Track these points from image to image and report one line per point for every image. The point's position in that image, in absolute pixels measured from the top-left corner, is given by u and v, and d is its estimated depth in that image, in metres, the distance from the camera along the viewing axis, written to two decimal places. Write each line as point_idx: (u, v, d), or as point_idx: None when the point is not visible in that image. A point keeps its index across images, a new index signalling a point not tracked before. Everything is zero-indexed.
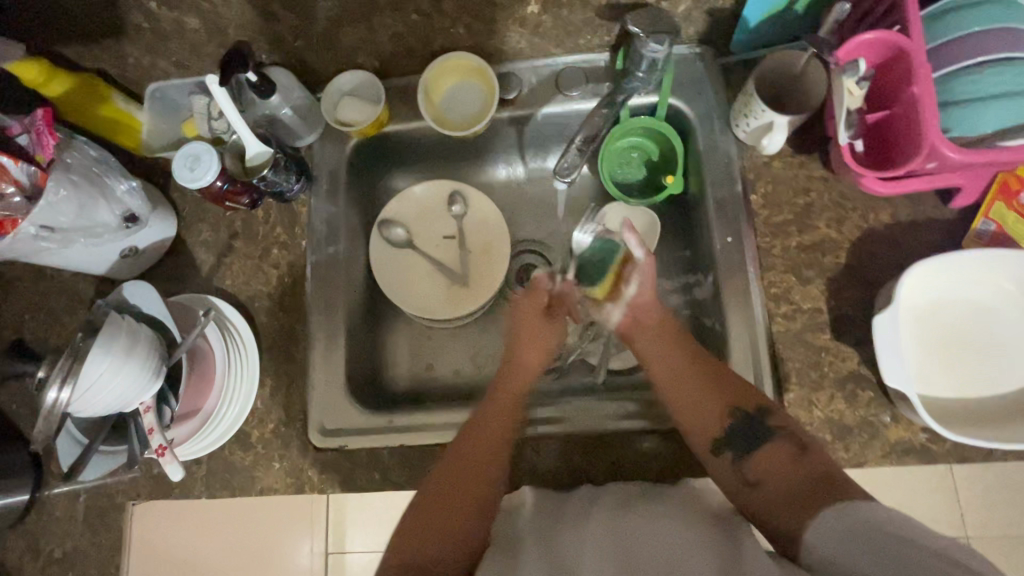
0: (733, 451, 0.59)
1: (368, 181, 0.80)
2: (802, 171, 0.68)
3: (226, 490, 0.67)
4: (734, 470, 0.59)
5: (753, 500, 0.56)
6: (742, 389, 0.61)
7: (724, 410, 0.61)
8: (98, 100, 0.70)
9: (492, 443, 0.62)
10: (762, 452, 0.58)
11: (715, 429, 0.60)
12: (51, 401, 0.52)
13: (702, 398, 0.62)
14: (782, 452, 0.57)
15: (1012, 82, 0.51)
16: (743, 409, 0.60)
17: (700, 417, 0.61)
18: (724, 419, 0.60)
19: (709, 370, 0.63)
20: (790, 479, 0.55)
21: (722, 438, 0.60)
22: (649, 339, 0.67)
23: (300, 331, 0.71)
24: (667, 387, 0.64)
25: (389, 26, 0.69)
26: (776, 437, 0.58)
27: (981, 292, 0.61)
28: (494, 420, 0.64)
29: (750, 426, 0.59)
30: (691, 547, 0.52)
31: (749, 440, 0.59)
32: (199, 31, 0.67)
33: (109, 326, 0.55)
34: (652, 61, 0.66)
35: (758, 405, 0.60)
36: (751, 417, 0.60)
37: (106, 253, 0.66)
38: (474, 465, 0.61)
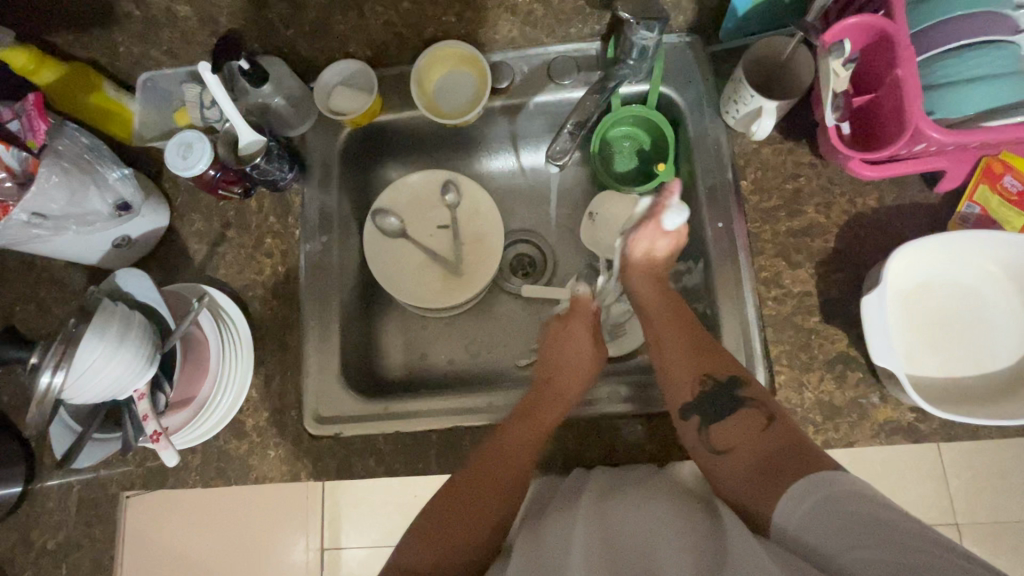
0: (701, 417, 0.61)
1: (361, 171, 0.81)
2: (790, 158, 0.69)
3: (220, 479, 0.67)
4: (702, 436, 0.60)
5: (729, 477, 0.58)
6: (718, 357, 0.63)
7: (696, 377, 0.62)
8: (89, 88, 0.69)
9: (524, 448, 0.63)
10: (733, 422, 0.60)
11: (684, 394, 0.62)
12: (44, 386, 0.51)
13: (676, 365, 0.64)
14: (750, 420, 0.59)
15: (992, 65, 0.52)
16: (716, 377, 0.62)
17: (674, 384, 0.63)
18: (695, 384, 0.62)
19: (693, 343, 0.64)
20: (755, 448, 0.57)
21: (692, 404, 0.61)
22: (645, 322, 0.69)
23: (294, 320, 0.72)
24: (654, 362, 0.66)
25: (381, 14, 0.69)
26: (747, 405, 0.60)
27: (967, 275, 0.62)
28: (528, 426, 0.64)
29: (722, 394, 0.61)
30: (675, 524, 0.53)
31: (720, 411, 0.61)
32: (190, 18, 0.67)
33: (102, 311, 0.55)
34: (643, 48, 0.66)
35: (731, 375, 0.62)
36: (723, 388, 0.61)
37: (97, 242, 0.66)
38: (501, 469, 0.62)
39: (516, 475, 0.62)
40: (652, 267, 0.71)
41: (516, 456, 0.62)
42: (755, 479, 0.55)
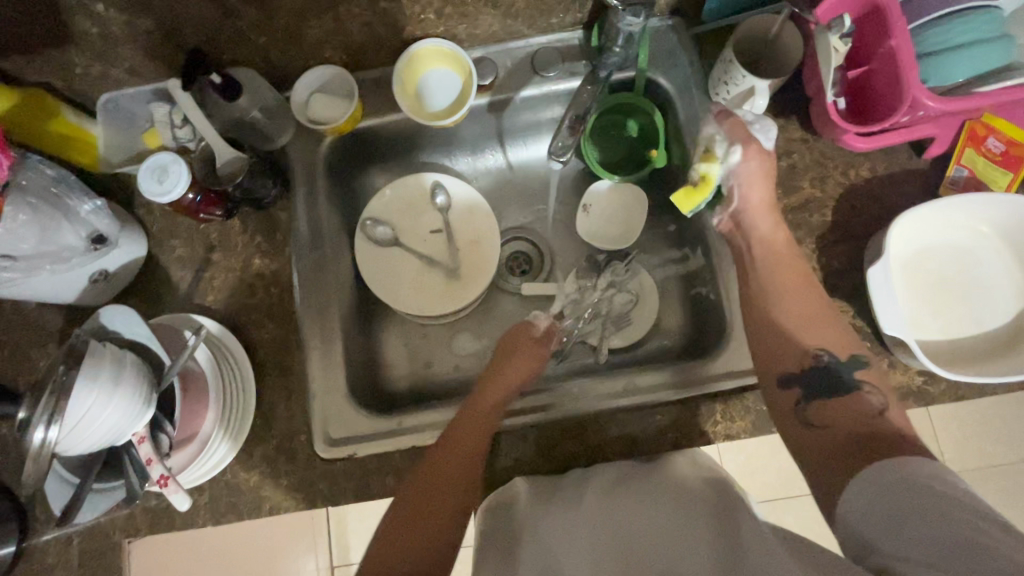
0: (801, 391, 0.56)
1: (346, 180, 0.78)
2: (782, 135, 0.69)
3: (232, 514, 0.64)
4: (797, 413, 0.56)
5: (810, 441, 0.54)
6: (835, 332, 0.59)
7: (809, 349, 0.58)
8: (47, 114, 0.65)
9: (463, 465, 0.59)
10: (839, 401, 0.55)
11: (790, 362, 0.58)
12: (39, 441, 0.48)
13: (783, 330, 0.59)
14: (861, 406, 0.54)
15: (978, 32, 0.53)
16: (832, 353, 0.58)
17: (781, 350, 0.59)
18: (806, 356, 0.58)
19: (820, 306, 0.60)
20: (855, 427, 0.52)
21: (799, 374, 0.57)
22: (762, 271, 0.63)
23: (293, 341, 0.69)
24: (779, 312, 0.60)
25: (357, 15, 0.66)
26: (859, 390, 0.55)
27: (961, 239, 0.63)
28: (467, 438, 0.61)
29: (831, 371, 0.57)
30: (684, 515, 0.55)
31: (825, 386, 0.56)
32: (152, 33, 0.62)
33: (92, 357, 0.51)
34: (628, 34, 0.65)
35: (852, 354, 0.57)
36: (832, 364, 0.57)
37: (72, 279, 0.62)
38: (443, 490, 0.58)
39: (457, 494, 0.59)
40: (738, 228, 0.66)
41: (455, 476, 0.59)
42: (837, 456, 0.51)
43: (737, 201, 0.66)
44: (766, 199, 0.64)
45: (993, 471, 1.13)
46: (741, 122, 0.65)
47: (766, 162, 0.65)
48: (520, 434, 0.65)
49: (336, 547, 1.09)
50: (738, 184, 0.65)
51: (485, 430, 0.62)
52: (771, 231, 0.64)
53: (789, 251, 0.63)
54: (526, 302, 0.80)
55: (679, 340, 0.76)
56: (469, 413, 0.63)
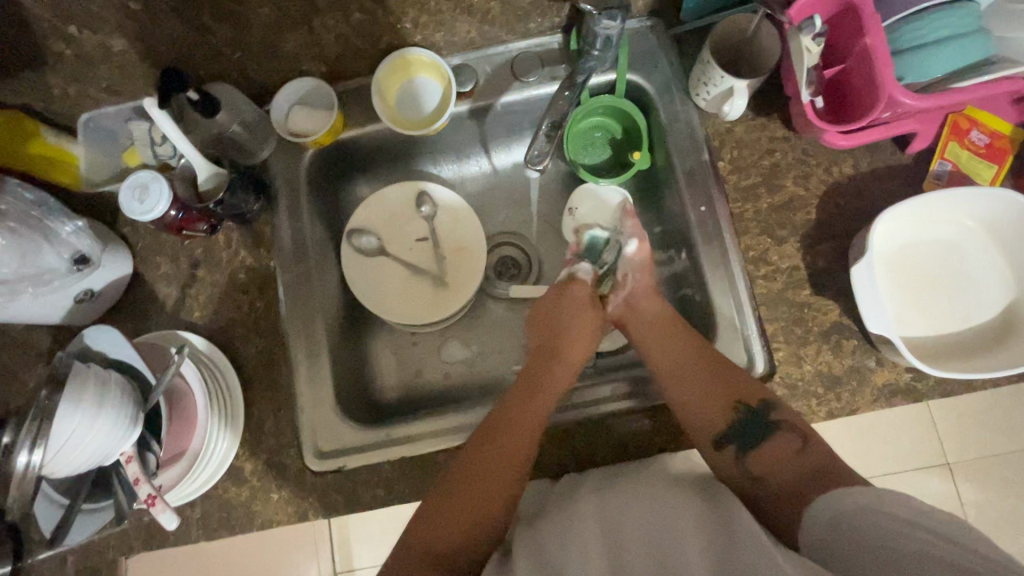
0: (736, 445, 0.61)
1: (330, 191, 0.78)
2: (764, 134, 0.68)
3: (225, 530, 0.64)
4: (739, 465, 0.61)
5: (755, 491, 0.59)
6: (746, 382, 0.62)
7: (727, 406, 0.62)
8: (25, 137, 0.66)
9: (494, 474, 0.60)
10: (768, 447, 0.60)
11: (716, 427, 0.61)
12: (23, 466, 0.47)
13: (697, 370, 0.63)
14: (784, 446, 0.59)
15: (953, 26, 0.52)
16: (747, 405, 0.61)
17: (704, 408, 0.62)
18: (727, 413, 0.62)
19: (715, 368, 0.63)
20: (793, 471, 0.58)
21: (725, 433, 0.61)
22: (657, 338, 0.67)
23: (280, 354, 0.69)
24: (681, 394, 0.63)
25: (333, 27, 0.66)
26: (780, 429, 0.60)
27: (946, 233, 0.63)
28: (503, 449, 0.61)
29: (753, 423, 0.61)
30: (678, 513, 0.54)
31: (752, 437, 0.61)
32: (128, 52, 0.62)
33: (75, 378, 0.51)
34: (606, 38, 0.64)
35: (762, 400, 0.61)
36: (755, 412, 0.61)
37: (56, 300, 0.62)
38: (467, 499, 0.59)
39: (484, 505, 0.59)
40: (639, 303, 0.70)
41: (483, 484, 0.60)
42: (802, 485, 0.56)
43: (631, 286, 0.71)
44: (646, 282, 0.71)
45: (991, 461, 1.13)
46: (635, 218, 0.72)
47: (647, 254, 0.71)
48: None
49: (338, 556, 1.11)
50: (631, 271, 0.71)
51: (532, 419, 0.63)
52: (658, 309, 0.69)
53: (671, 322, 0.68)
54: (514, 307, 0.80)
55: None
56: (507, 421, 0.63)
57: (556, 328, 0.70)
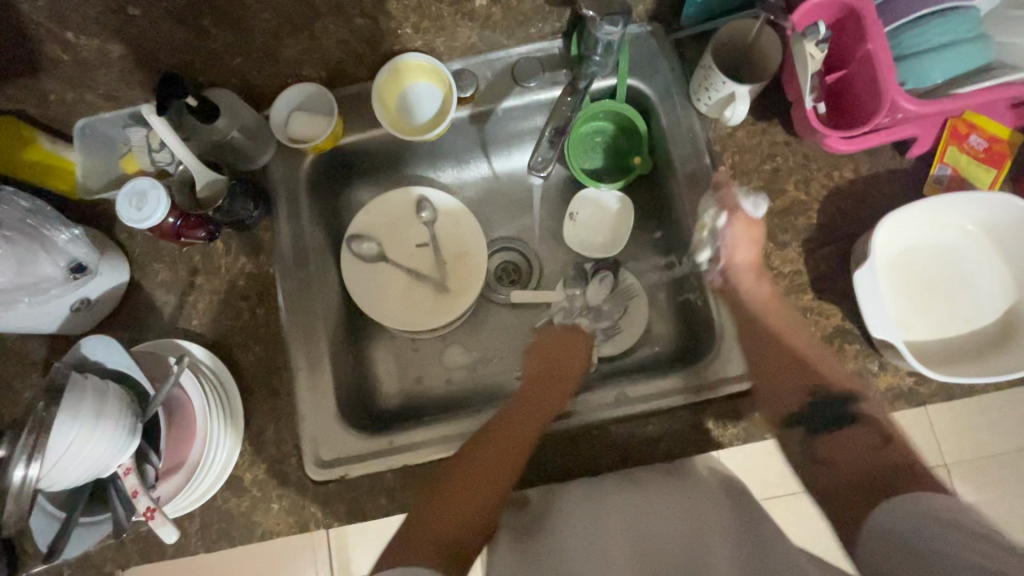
0: (805, 428, 0.61)
1: (330, 196, 0.77)
2: (765, 138, 0.69)
3: (224, 541, 0.63)
4: (804, 447, 0.61)
5: (819, 476, 0.58)
6: (828, 369, 0.62)
7: (804, 389, 0.62)
8: (20, 144, 0.65)
9: (491, 473, 0.59)
10: (840, 437, 0.59)
11: (790, 403, 0.62)
12: (19, 479, 0.47)
13: (770, 348, 0.64)
14: (863, 440, 0.57)
15: (956, 32, 0.53)
16: (824, 390, 0.61)
17: (787, 383, 0.63)
18: (801, 396, 0.62)
19: (791, 360, 0.63)
20: (863, 463, 0.55)
21: (800, 412, 0.61)
22: (742, 318, 0.67)
23: (281, 362, 0.68)
24: (761, 365, 0.64)
25: (333, 32, 0.65)
26: (855, 424, 0.58)
27: (946, 237, 0.63)
28: (496, 449, 0.61)
29: (828, 410, 0.60)
30: (703, 517, 0.55)
31: (827, 418, 0.60)
32: (126, 57, 0.61)
33: (73, 389, 0.51)
34: (607, 43, 0.64)
35: (847, 391, 0.60)
36: (834, 399, 0.60)
37: (53, 309, 0.61)
38: (460, 496, 0.57)
39: (483, 494, 0.58)
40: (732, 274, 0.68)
41: (479, 482, 0.58)
42: (856, 482, 0.54)
43: (725, 262, 0.68)
44: (754, 257, 0.66)
45: (987, 462, 1.13)
46: (728, 189, 0.67)
47: (754, 227, 0.66)
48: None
49: (336, 561, 1.09)
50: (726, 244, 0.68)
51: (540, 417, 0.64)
52: (754, 287, 0.66)
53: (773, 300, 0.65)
54: (516, 312, 0.79)
55: (669, 346, 0.75)
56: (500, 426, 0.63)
57: (557, 351, 0.72)
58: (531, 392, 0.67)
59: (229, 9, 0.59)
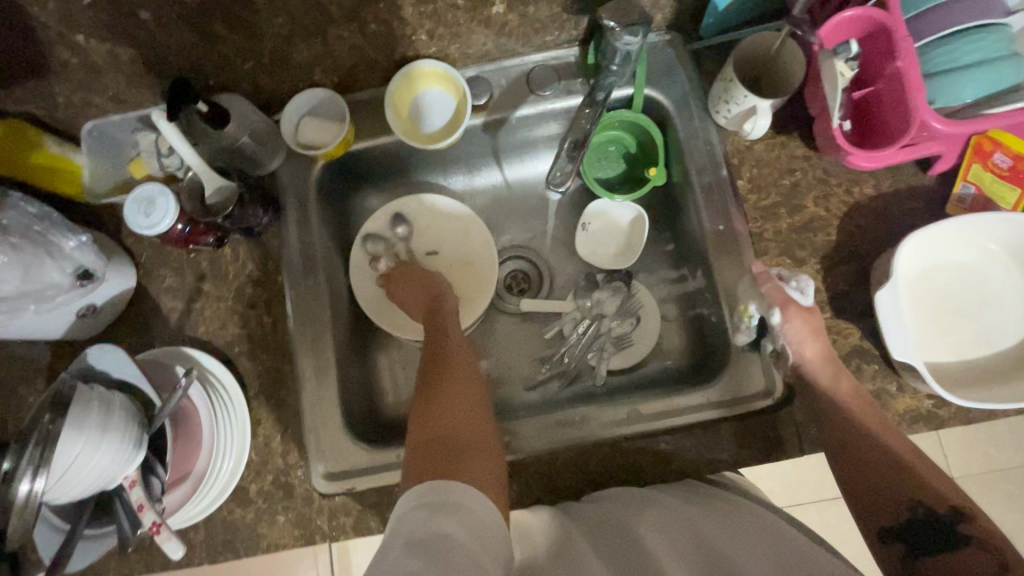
0: (906, 545, 0.54)
1: (339, 203, 0.76)
2: (784, 152, 0.67)
3: (229, 552, 0.62)
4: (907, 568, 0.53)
5: None
6: (928, 483, 0.55)
7: (900, 504, 0.55)
8: (28, 147, 0.64)
9: (464, 408, 0.56)
10: (950, 559, 0.52)
11: (886, 518, 0.55)
12: (24, 494, 0.45)
13: (868, 450, 0.56)
14: (975, 565, 0.50)
15: (988, 49, 0.51)
16: (927, 506, 0.54)
17: (880, 493, 0.56)
18: (901, 510, 0.55)
19: (894, 463, 0.56)
20: None
21: (894, 527, 0.54)
22: (830, 419, 0.59)
23: (288, 372, 0.67)
24: (848, 475, 0.57)
25: (346, 38, 0.64)
26: (968, 545, 0.51)
27: (969, 257, 0.62)
28: (455, 383, 0.59)
29: (932, 527, 0.53)
30: (749, 522, 0.54)
31: (930, 540, 0.53)
32: (135, 61, 0.60)
33: (79, 401, 0.50)
34: (626, 52, 0.63)
35: (952, 508, 0.53)
36: (940, 519, 0.53)
37: (58, 316, 0.61)
38: (454, 423, 0.54)
39: (464, 426, 0.54)
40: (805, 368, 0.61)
41: (462, 410, 0.55)
42: None
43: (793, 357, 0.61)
44: (823, 351, 0.60)
45: (996, 477, 1.12)
46: (777, 284, 0.62)
47: (810, 318, 0.61)
48: (530, 470, 0.64)
49: (337, 564, 1.10)
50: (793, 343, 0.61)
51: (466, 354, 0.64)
52: (829, 378, 0.59)
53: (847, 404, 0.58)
54: (526, 323, 0.78)
55: (682, 361, 0.74)
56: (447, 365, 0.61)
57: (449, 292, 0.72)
58: (433, 326, 0.68)
59: (241, 13, 0.58)
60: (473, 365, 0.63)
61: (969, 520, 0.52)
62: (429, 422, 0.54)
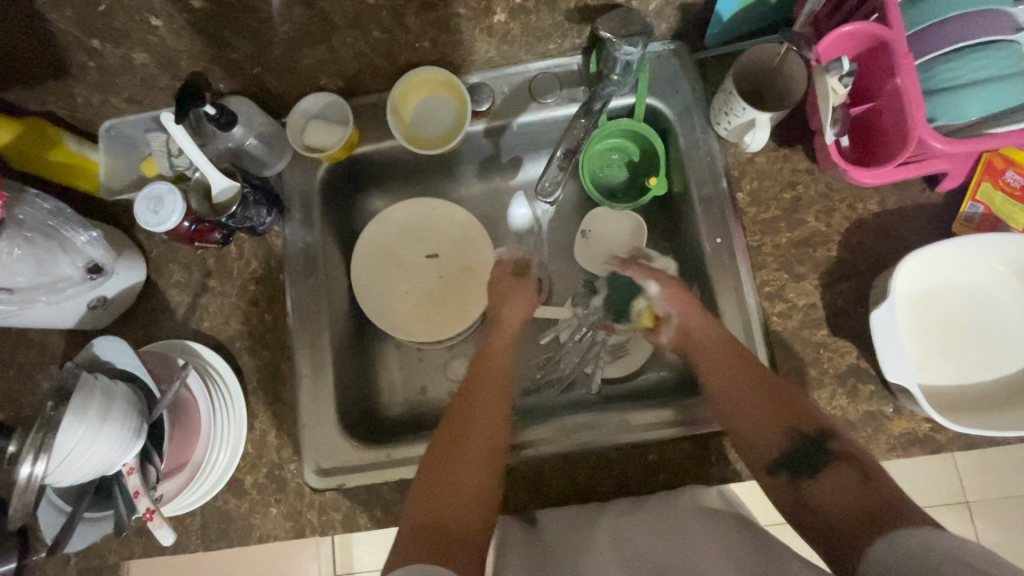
0: (791, 473, 0.54)
1: (343, 205, 0.78)
2: (786, 165, 0.66)
3: (223, 541, 0.64)
4: (793, 498, 0.53)
5: (812, 525, 0.51)
6: (802, 412, 0.57)
7: (780, 434, 0.56)
8: (47, 144, 0.66)
9: (468, 484, 0.54)
10: (827, 476, 0.51)
11: (769, 449, 0.56)
12: (25, 476, 0.48)
13: (748, 389, 0.59)
14: (843, 477, 0.51)
15: (992, 67, 0.50)
16: (800, 433, 0.55)
17: (759, 428, 0.57)
18: (779, 440, 0.56)
19: (768, 395, 0.58)
20: (847, 503, 0.49)
21: (779, 460, 0.55)
22: (710, 361, 0.63)
23: (286, 368, 0.69)
24: (736, 416, 0.59)
25: (350, 44, 0.65)
26: (838, 461, 0.52)
27: (976, 278, 0.60)
28: (469, 452, 0.56)
29: (809, 451, 0.54)
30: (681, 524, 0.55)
31: (807, 465, 0.53)
32: (149, 64, 0.63)
33: (81, 389, 0.52)
34: (626, 63, 0.63)
35: (819, 430, 0.55)
36: (810, 442, 0.54)
37: (70, 307, 0.64)
38: (453, 511, 0.52)
39: (468, 486, 0.54)
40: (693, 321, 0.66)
41: (467, 489, 0.54)
42: (851, 527, 0.47)
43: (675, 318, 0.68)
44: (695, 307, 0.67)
45: (1012, 503, 1.09)
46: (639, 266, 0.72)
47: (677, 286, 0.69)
48: (518, 474, 0.64)
49: (339, 557, 1.12)
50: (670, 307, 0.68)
51: (497, 393, 0.63)
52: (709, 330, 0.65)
53: (728, 344, 0.63)
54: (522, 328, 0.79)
55: (676, 372, 0.74)
56: (468, 427, 0.59)
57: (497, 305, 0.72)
58: (485, 361, 0.66)
59: (249, 21, 0.60)
60: (500, 409, 0.61)
61: (837, 440, 0.54)
62: (430, 482, 0.54)
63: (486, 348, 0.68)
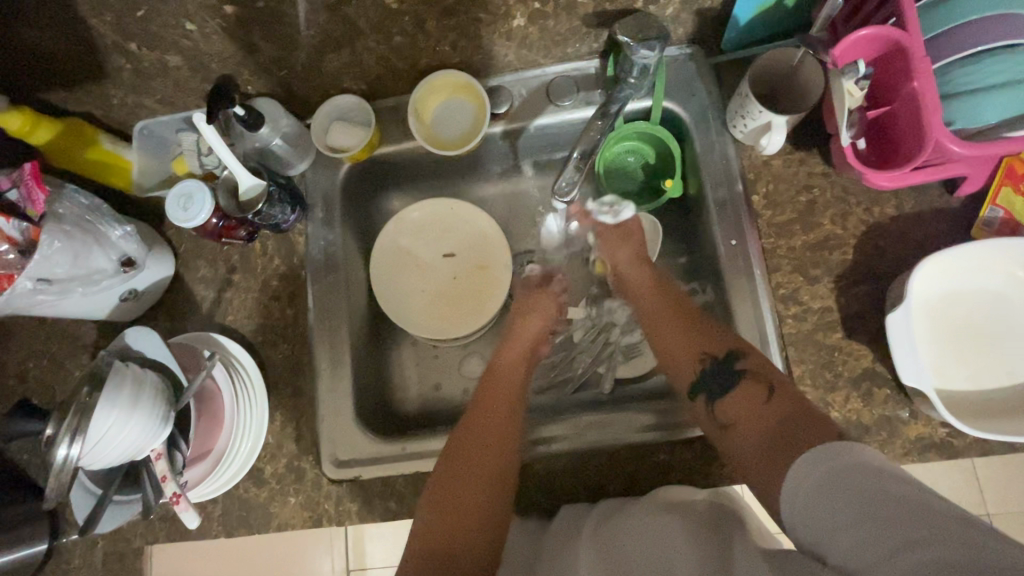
0: (706, 394, 0.59)
1: (363, 204, 0.80)
2: (803, 169, 0.67)
3: (243, 528, 0.66)
4: (710, 415, 0.58)
5: (729, 443, 0.55)
6: (712, 337, 0.62)
7: (695, 358, 0.61)
8: (85, 143, 0.69)
9: (475, 497, 0.54)
10: (734, 393, 0.56)
11: (687, 375, 0.61)
12: (63, 458, 0.50)
13: (668, 321, 0.65)
14: (750, 393, 0.55)
15: (1016, 70, 0.50)
16: (711, 354, 0.60)
17: (677, 355, 0.63)
18: (695, 365, 0.61)
19: (684, 324, 0.64)
20: (762, 418, 0.53)
21: (697, 383, 0.60)
22: (641, 302, 0.70)
23: (306, 362, 0.71)
24: (659, 344, 0.65)
25: (373, 48, 0.67)
26: (745, 378, 0.57)
27: (994, 282, 0.60)
28: (475, 467, 0.56)
29: (722, 371, 0.59)
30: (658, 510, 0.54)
31: (720, 385, 0.58)
32: (182, 67, 0.66)
33: (114, 377, 0.54)
34: (643, 67, 0.65)
35: (729, 350, 0.59)
36: (721, 362, 0.59)
37: (104, 298, 0.67)
38: (455, 526, 0.52)
39: (475, 500, 0.54)
40: (624, 269, 0.73)
41: (468, 507, 0.53)
42: (763, 443, 0.50)
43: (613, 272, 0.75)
44: (629, 257, 0.74)
45: None
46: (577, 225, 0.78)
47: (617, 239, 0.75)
48: (534, 471, 0.65)
49: (352, 553, 1.14)
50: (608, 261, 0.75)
51: (509, 399, 0.62)
52: (639, 275, 0.72)
53: (653, 286, 0.70)
54: None
55: None
56: (476, 438, 0.59)
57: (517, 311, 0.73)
58: (504, 372, 0.66)
59: (277, 27, 0.62)
60: (512, 418, 0.61)
61: (748, 357, 0.58)
62: (437, 497, 0.55)
63: (500, 355, 0.69)
